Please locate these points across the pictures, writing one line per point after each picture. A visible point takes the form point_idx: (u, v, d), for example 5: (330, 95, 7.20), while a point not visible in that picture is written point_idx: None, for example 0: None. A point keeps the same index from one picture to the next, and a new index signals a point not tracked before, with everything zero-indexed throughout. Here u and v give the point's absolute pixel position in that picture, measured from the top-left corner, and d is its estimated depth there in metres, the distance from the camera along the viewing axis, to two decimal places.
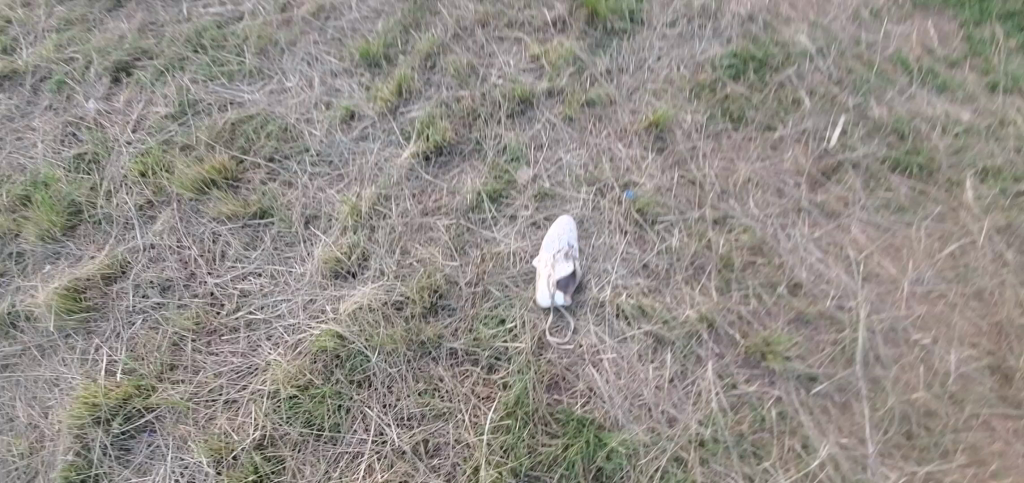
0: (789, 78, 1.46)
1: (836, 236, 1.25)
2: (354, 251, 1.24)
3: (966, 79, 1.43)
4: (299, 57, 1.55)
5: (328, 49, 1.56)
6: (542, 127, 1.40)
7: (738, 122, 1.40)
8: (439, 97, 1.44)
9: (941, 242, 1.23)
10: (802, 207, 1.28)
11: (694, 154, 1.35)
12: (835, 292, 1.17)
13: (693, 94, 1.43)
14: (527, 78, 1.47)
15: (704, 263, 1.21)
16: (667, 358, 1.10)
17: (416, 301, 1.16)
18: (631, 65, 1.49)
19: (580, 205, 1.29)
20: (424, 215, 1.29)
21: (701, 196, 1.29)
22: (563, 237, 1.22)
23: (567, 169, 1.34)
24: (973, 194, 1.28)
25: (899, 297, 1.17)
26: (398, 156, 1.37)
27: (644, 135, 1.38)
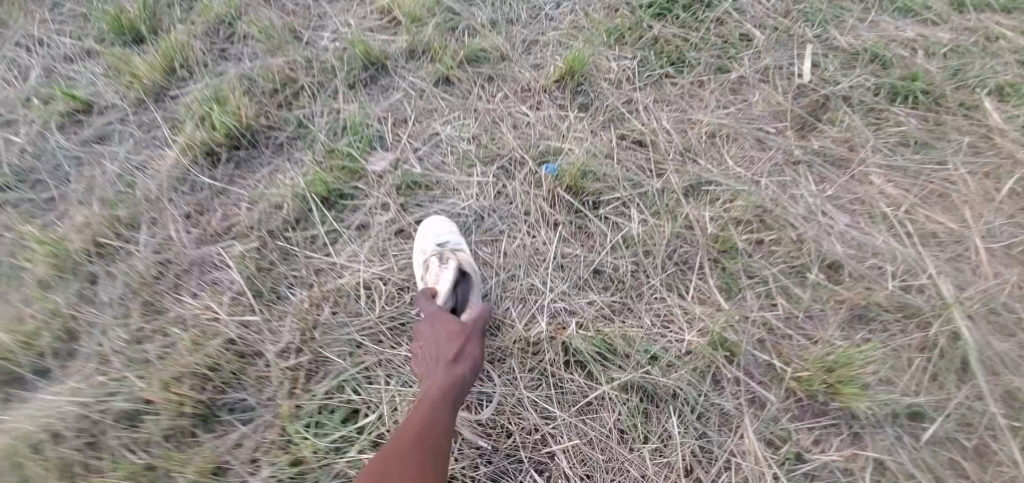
0: (729, 12, 1.09)
1: (858, 191, 0.84)
2: (42, 330, 0.64)
3: None
4: (11, 42, 0.97)
5: (64, 27, 0.99)
6: (404, 97, 0.91)
7: (681, 66, 1.00)
8: (237, 71, 0.91)
9: (991, 179, 0.87)
10: (799, 158, 0.87)
11: (633, 108, 0.92)
12: (894, 268, 0.74)
13: (614, 38, 1.01)
14: (377, 36, 0.99)
15: (686, 254, 0.74)
16: (676, 430, 0.62)
17: (169, 408, 0.60)
18: (521, 11, 1.05)
19: (477, 192, 0.79)
20: (201, 242, 0.73)
21: (658, 160, 0.85)
22: (446, 234, 0.72)
23: (447, 146, 0.85)
24: (1001, 116, 0.95)
25: (977, 261, 0.77)
26: (161, 158, 0.81)
27: (557, 93, 0.93)
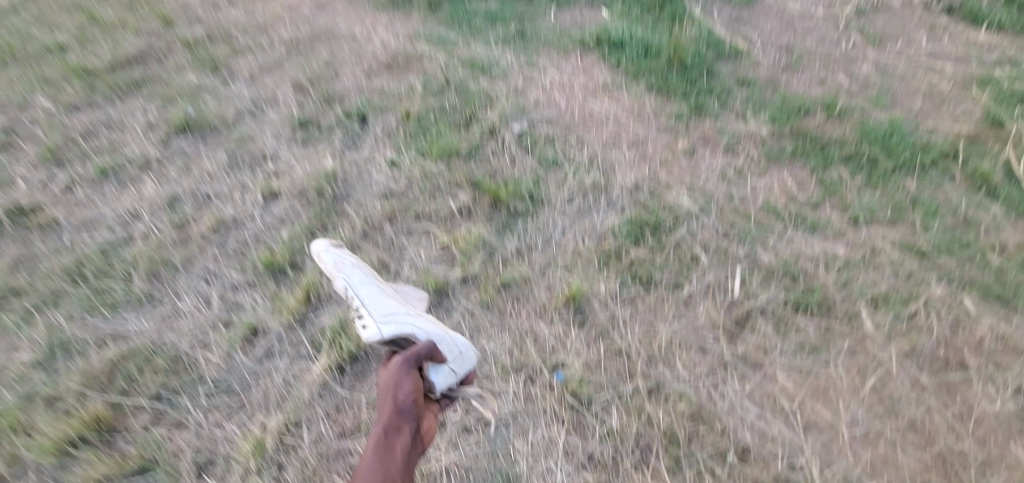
0: (684, 236, 1.55)
1: (767, 387, 1.26)
2: None
3: (831, 218, 1.63)
4: (194, 275, 1.45)
5: (229, 262, 1.47)
6: (461, 317, 1.37)
7: (649, 284, 1.44)
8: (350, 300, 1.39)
9: (860, 377, 1.28)
10: (727, 361, 1.30)
11: (615, 322, 1.36)
12: (783, 451, 1.17)
13: (601, 263, 1.47)
14: (440, 268, 1.47)
15: (648, 442, 1.18)
16: None
17: None
18: (539, 241, 1.52)
19: (512, 397, 1.24)
20: (341, 437, 1.19)
21: (631, 366, 1.28)
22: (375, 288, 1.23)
23: (492, 358, 1.30)
24: (872, 323, 1.37)
25: (842, 444, 1.19)
26: (308, 371, 1.27)
27: (564, 311, 1.38)
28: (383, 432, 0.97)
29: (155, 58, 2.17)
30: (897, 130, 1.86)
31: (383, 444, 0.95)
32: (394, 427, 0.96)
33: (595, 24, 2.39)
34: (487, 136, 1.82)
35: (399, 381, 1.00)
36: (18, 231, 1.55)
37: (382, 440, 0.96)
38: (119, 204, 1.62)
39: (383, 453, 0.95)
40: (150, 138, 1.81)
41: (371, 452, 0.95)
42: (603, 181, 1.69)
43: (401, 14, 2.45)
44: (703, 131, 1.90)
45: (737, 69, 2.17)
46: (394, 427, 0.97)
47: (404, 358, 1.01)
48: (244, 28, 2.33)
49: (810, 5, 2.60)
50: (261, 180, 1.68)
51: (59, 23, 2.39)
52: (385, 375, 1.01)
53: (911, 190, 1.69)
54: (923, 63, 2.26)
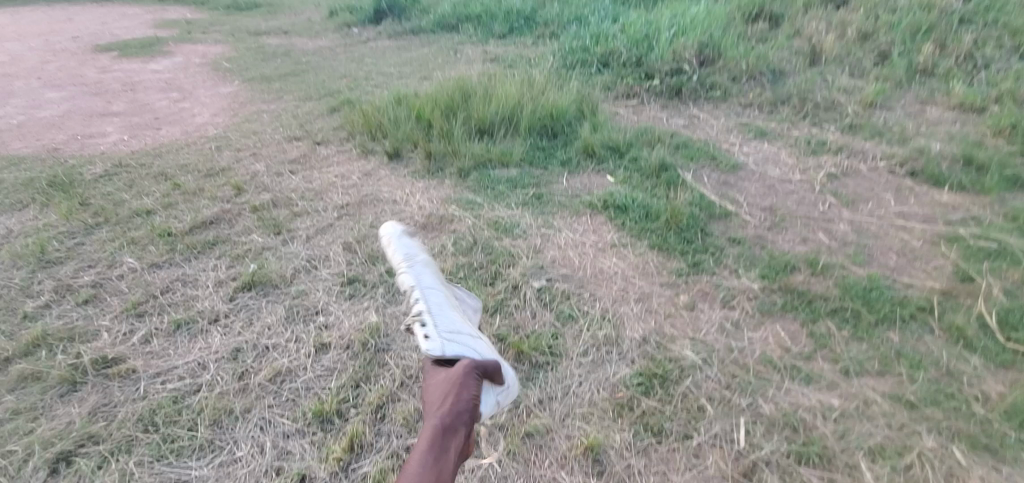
0: (689, 387, 1.67)
1: None
2: None
3: (823, 370, 1.70)
4: (252, 423, 1.63)
5: (283, 410, 1.66)
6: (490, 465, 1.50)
7: (659, 435, 1.56)
8: (389, 447, 1.54)
9: None
10: None
11: (630, 472, 1.48)
12: None
13: (615, 414, 1.62)
14: None
15: None
16: None
17: None
18: (558, 391, 1.69)
19: None
20: None
21: None
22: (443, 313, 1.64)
23: None
24: (872, 475, 1.44)
25: None
26: None
27: (583, 460, 1.51)
28: (442, 427, 1.31)
29: (229, 221, 2.49)
30: (877, 285, 1.97)
31: (441, 437, 1.30)
32: (453, 424, 1.32)
33: (601, 189, 2.68)
34: (510, 292, 2.02)
35: (461, 392, 1.39)
36: (101, 379, 1.77)
37: (439, 432, 1.30)
38: (189, 356, 1.83)
39: (440, 442, 1.29)
40: (219, 294, 2.07)
41: (431, 437, 1.29)
42: (614, 333, 1.85)
43: (435, 179, 2.83)
44: (701, 287, 2.03)
45: (727, 229, 2.35)
46: (451, 426, 1.32)
47: (467, 371, 1.44)
48: (303, 192, 2.73)
49: (788, 169, 2.83)
50: (314, 332, 1.91)
51: (147, 190, 2.74)
52: (450, 386, 1.40)
53: (895, 342, 1.76)
54: (891, 220, 2.39)
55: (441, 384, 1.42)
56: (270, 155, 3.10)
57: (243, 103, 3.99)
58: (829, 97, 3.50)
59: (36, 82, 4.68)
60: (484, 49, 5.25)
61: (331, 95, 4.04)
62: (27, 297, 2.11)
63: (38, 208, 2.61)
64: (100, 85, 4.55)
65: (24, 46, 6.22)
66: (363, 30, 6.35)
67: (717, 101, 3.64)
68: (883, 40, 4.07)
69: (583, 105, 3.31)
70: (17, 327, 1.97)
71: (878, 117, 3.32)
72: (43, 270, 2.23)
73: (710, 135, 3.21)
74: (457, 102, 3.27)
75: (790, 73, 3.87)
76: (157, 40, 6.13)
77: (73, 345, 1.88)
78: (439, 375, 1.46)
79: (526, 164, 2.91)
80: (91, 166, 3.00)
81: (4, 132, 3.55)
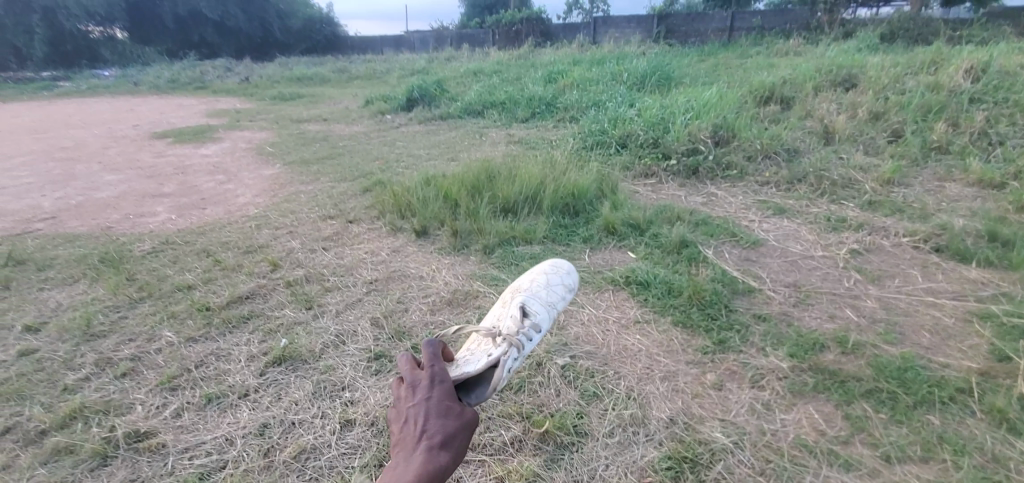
0: (721, 472, 1.59)
1: None
2: None
3: (862, 455, 1.61)
4: None
5: None
6: None
7: None
8: None
9: None
10: None
11: None
12: None
13: None
14: None
15: None
16: None
17: None
18: (584, 474, 1.61)
19: None
20: None
21: None
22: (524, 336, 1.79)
23: None
24: None
25: None
26: None
27: None
28: (435, 470, 1.20)
29: (264, 296, 2.59)
30: (911, 365, 1.91)
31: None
32: (447, 470, 1.22)
33: (622, 266, 2.73)
34: (534, 369, 2.01)
35: (460, 434, 1.30)
36: (132, 453, 1.75)
37: (433, 474, 1.19)
38: (217, 431, 1.82)
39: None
40: (250, 368, 2.10)
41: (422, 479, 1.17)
42: (640, 413, 1.80)
43: (461, 255, 2.91)
44: (727, 365, 2.00)
45: (751, 305, 2.34)
46: (445, 471, 1.22)
47: (467, 414, 1.35)
48: (334, 269, 2.84)
49: (810, 246, 2.84)
50: (339, 408, 1.90)
51: (190, 266, 2.89)
52: (451, 423, 1.30)
53: (937, 426, 1.68)
54: (920, 296, 2.36)
55: (441, 414, 1.32)
56: (305, 233, 3.27)
57: (282, 185, 4.26)
58: (845, 174, 3.58)
59: (97, 166, 5.07)
60: (508, 133, 5.57)
61: (364, 177, 4.30)
62: (68, 369, 2.11)
63: (87, 282, 2.74)
64: (154, 169, 4.91)
65: (88, 133, 6.80)
66: (395, 117, 6.82)
67: (734, 179, 3.75)
68: (895, 120, 4.20)
69: (603, 185, 3.46)
70: (55, 400, 1.96)
71: (897, 193, 3.36)
72: (87, 343, 2.26)
73: (728, 212, 3.28)
74: (482, 183, 3.44)
75: (804, 152, 3.99)
76: (208, 128, 6.66)
77: (107, 419, 1.86)
78: (439, 403, 1.34)
79: (549, 241, 3.00)
80: (140, 243, 3.19)
81: (64, 212, 3.82)
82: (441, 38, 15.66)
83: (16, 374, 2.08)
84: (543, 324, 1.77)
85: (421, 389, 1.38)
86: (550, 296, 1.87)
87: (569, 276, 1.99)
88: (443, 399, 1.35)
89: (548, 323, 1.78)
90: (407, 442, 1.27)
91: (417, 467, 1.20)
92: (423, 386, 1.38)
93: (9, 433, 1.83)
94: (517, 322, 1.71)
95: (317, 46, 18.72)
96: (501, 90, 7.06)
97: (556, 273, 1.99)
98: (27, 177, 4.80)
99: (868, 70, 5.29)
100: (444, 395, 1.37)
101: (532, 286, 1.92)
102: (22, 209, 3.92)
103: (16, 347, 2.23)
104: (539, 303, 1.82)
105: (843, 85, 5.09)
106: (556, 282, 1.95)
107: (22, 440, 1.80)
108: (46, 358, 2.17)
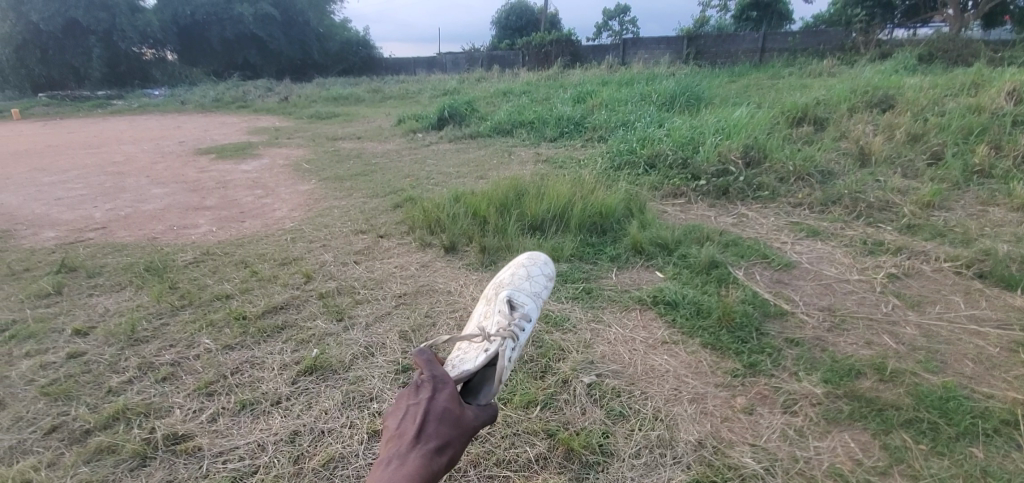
0: None
1: None
2: None
3: None
4: None
5: None
6: None
7: None
8: None
9: None
10: None
11: None
12: None
13: None
14: None
15: None
16: None
17: None
18: None
19: None
20: None
21: None
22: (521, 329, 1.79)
23: None
24: None
25: None
26: None
27: None
28: (430, 473, 1.24)
29: (297, 306, 2.67)
30: (954, 395, 1.83)
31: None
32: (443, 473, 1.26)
33: (650, 285, 2.71)
34: (560, 386, 2.01)
35: (458, 438, 1.34)
36: (169, 455, 1.80)
37: (428, 477, 1.23)
38: (250, 437, 1.86)
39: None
40: (283, 377, 2.16)
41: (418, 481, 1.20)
42: (668, 435, 1.78)
43: (488, 271, 2.94)
44: (758, 389, 1.95)
45: (784, 328, 2.29)
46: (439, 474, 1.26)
47: (467, 419, 1.39)
48: (365, 282, 2.91)
49: (845, 269, 2.78)
50: (368, 419, 1.92)
51: (228, 276, 3.01)
52: (451, 427, 1.34)
53: (981, 459, 1.60)
54: (963, 324, 2.27)
55: (442, 416, 1.34)
56: (338, 247, 3.36)
57: (317, 200, 4.40)
58: (882, 197, 3.49)
59: (145, 180, 5.33)
60: (537, 151, 5.63)
61: (395, 193, 4.41)
62: (113, 372, 2.20)
63: (133, 290, 2.87)
64: (198, 183, 5.14)
65: (138, 149, 7.18)
66: (425, 136, 6.99)
67: (766, 200, 3.69)
68: (935, 141, 4.09)
69: (631, 205, 3.46)
70: (100, 401, 2.03)
71: (937, 217, 3.25)
72: (131, 347, 2.36)
73: (760, 234, 3.23)
74: (510, 201, 3.49)
75: (839, 174, 3.91)
76: (248, 145, 6.95)
77: (148, 421, 1.93)
78: (441, 403, 1.37)
79: (576, 258, 3.01)
80: (183, 254, 3.33)
81: (114, 222, 4.02)
82: (472, 59, 16.02)
83: (65, 375, 2.17)
84: (533, 314, 1.82)
85: (425, 388, 1.39)
86: (534, 286, 1.95)
87: (546, 266, 2.07)
88: (444, 401, 1.37)
89: (537, 312, 1.84)
90: (405, 440, 1.29)
91: (414, 467, 1.23)
92: (426, 386, 1.40)
93: (55, 431, 1.89)
94: (506, 316, 1.75)
95: (353, 67, 19.39)
96: (530, 110, 7.16)
97: (534, 265, 2.08)
98: (81, 189, 5.08)
99: (905, 92, 5.18)
100: (446, 396, 1.39)
101: (515, 279, 1.99)
102: (76, 219, 4.14)
103: (66, 349, 2.34)
104: (525, 295, 1.87)
105: (880, 106, 4.99)
106: (536, 272, 2.04)
107: (68, 439, 1.86)
108: (93, 361, 2.27)
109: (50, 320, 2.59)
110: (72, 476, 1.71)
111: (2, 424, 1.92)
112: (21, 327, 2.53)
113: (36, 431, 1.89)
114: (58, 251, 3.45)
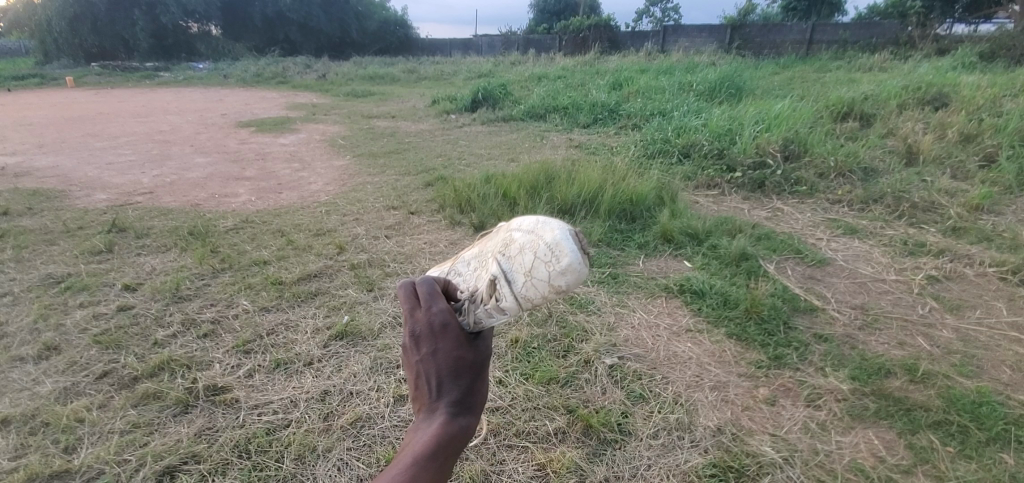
0: None
1: None
2: None
3: None
4: (332, 463, 1.67)
5: (358, 454, 1.70)
6: None
7: None
8: None
9: None
10: None
11: None
12: None
13: None
14: None
15: None
16: None
17: None
18: (625, 471, 1.62)
19: None
20: None
21: None
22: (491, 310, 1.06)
23: None
24: None
25: None
26: None
27: None
28: (455, 438, 0.86)
29: (330, 275, 2.76)
30: (988, 400, 1.78)
31: (453, 452, 0.85)
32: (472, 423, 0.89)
33: (677, 274, 2.70)
34: (580, 366, 2.04)
35: (483, 378, 0.94)
36: (209, 405, 1.90)
37: (458, 439, 0.86)
38: (284, 393, 1.96)
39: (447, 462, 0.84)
40: (315, 340, 2.24)
41: (443, 453, 0.83)
42: (687, 419, 1.79)
43: None
44: (783, 381, 1.94)
45: (812, 324, 2.26)
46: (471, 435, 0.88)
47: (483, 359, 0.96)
48: (395, 255, 2.98)
49: (882, 269, 2.71)
50: (394, 384, 1.99)
51: (266, 243, 3.12)
52: (464, 374, 0.91)
53: (1011, 465, 1.56)
54: (1007, 332, 2.18)
55: (454, 366, 0.91)
56: (370, 222, 3.44)
57: (351, 175, 4.50)
58: (927, 197, 3.36)
59: (190, 149, 5.55)
60: (569, 137, 5.60)
61: (428, 171, 4.47)
62: (158, 326, 2.33)
63: (177, 251, 3.01)
64: (238, 154, 5.32)
65: (183, 119, 7.45)
66: (459, 117, 7.00)
67: (804, 195, 3.61)
68: (989, 142, 3.89)
69: (662, 193, 3.43)
70: (147, 351, 2.16)
71: (986, 221, 3.12)
72: (175, 303, 2.49)
73: (794, 229, 3.17)
74: (540, 183, 3.51)
75: (883, 172, 3.79)
76: (287, 119, 7.11)
77: (190, 372, 2.04)
78: (452, 350, 0.91)
79: (604, 244, 3.01)
80: (223, 221, 3.46)
81: (160, 188, 4.19)
82: (508, 42, 15.90)
83: (115, 326, 2.31)
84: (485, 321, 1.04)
85: (424, 339, 0.92)
86: None
87: None
88: (458, 346, 0.92)
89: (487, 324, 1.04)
90: (417, 413, 0.90)
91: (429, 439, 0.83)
92: (426, 336, 0.92)
93: (106, 377, 2.02)
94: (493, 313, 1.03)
95: (389, 47, 19.46)
96: (563, 95, 7.08)
97: None
98: (129, 155, 5.31)
99: (961, 90, 4.95)
100: (460, 340, 0.93)
101: None
102: (125, 183, 4.34)
103: (116, 303, 2.48)
104: None
105: (932, 104, 4.78)
106: None
107: (118, 384, 1.98)
108: (141, 315, 2.41)
109: (102, 275, 2.75)
110: (121, 417, 1.83)
111: (59, 367, 2.06)
112: (76, 280, 2.69)
113: (89, 375, 2.02)
114: (110, 212, 3.64)
